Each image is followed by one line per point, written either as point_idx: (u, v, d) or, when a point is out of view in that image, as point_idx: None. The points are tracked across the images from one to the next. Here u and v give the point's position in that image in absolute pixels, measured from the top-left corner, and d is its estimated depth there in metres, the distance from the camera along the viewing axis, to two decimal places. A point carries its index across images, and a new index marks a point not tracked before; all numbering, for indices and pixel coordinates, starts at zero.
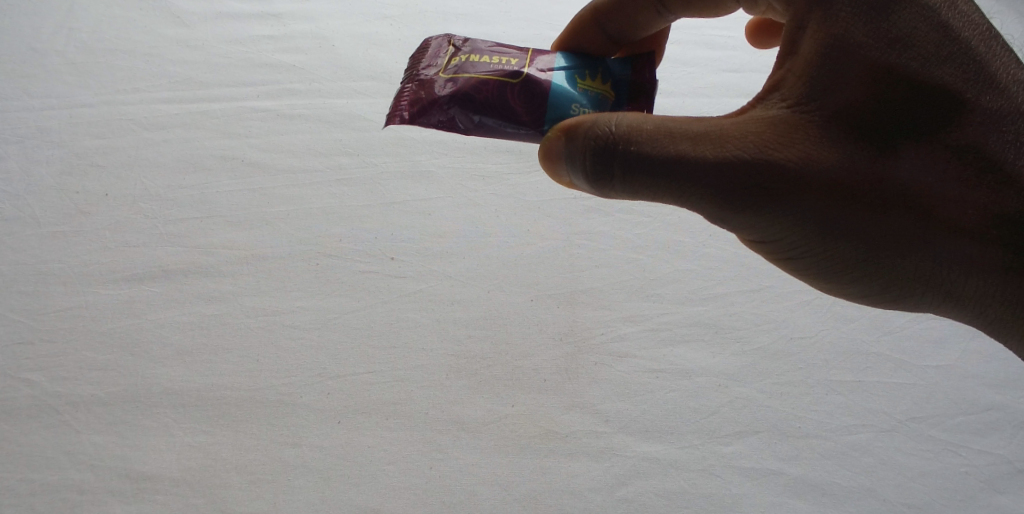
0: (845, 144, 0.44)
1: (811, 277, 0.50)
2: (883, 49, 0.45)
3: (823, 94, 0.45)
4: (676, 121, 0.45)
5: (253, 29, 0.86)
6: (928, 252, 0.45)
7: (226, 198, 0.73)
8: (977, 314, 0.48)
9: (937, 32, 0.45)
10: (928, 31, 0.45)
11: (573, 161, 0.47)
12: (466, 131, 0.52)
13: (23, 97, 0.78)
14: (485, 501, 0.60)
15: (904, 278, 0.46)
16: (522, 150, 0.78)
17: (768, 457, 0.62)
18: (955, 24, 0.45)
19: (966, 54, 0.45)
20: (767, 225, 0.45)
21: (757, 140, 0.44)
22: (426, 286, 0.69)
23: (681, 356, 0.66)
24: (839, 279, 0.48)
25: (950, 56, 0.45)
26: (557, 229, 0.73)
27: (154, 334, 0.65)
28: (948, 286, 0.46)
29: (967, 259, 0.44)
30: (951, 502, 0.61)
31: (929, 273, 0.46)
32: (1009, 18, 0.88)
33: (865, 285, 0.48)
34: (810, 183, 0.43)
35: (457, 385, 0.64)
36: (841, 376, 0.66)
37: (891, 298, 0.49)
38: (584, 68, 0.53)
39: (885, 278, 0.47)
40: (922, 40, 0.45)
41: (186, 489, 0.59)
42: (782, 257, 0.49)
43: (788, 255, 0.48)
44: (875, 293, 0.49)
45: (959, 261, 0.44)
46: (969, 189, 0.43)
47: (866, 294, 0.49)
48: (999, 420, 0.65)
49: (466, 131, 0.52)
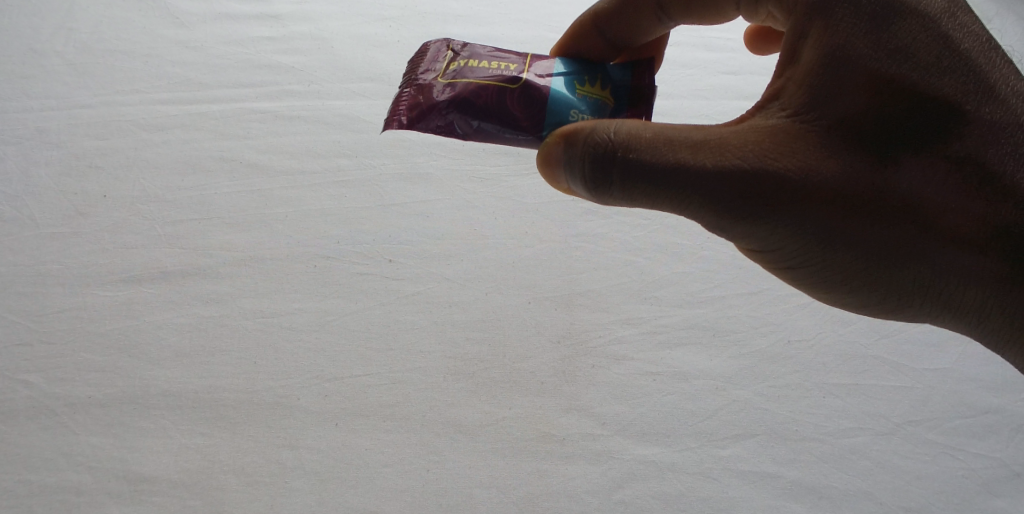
0: (845, 153, 0.44)
1: (810, 287, 0.50)
2: (883, 60, 0.45)
3: (823, 102, 0.45)
4: (675, 129, 0.45)
5: (253, 30, 0.86)
6: (927, 262, 0.44)
7: (226, 199, 0.73)
8: (977, 325, 0.48)
9: (937, 42, 0.45)
10: (927, 42, 0.45)
11: (572, 167, 0.47)
12: (465, 136, 0.52)
13: (22, 98, 0.78)
14: (483, 504, 0.60)
15: (903, 287, 0.46)
16: (521, 152, 0.79)
17: (765, 460, 0.62)
18: (955, 35, 0.45)
19: (966, 64, 0.45)
20: (766, 234, 0.45)
21: (757, 149, 0.44)
22: (425, 288, 0.69)
23: (679, 359, 0.67)
24: (838, 288, 0.48)
25: (951, 67, 0.45)
26: (556, 231, 0.73)
27: (154, 335, 0.65)
28: (947, 297, 0.46)
29: (966, 270, 0.44)
30: (949, 505, 0.61)
31: (928, 284, 0.46)
32: (1008, 20, 0.89)
33: (864, 294, 0.48)
34: (810, 192, 0.43)
35: (456, 387, 0.64)
36: (839, 379, 0.66)
37: (891, 309, 0.49)
38: (583, 74, 0.53)
39: (885, 289, 0.47)
40: (922, 51, 0.45)
41: (184, 490, 0.59)
42: (781, 266, 0.49)
43: (787, 263, 0.48)
44: (875, 303, 0.49)
45: (958, 271, 0.44)
46: (969, 199, 0.43)
47: (865, 304, 0.49)
48: (996, 423, 0.65)
49: (465, 135, 0.52)
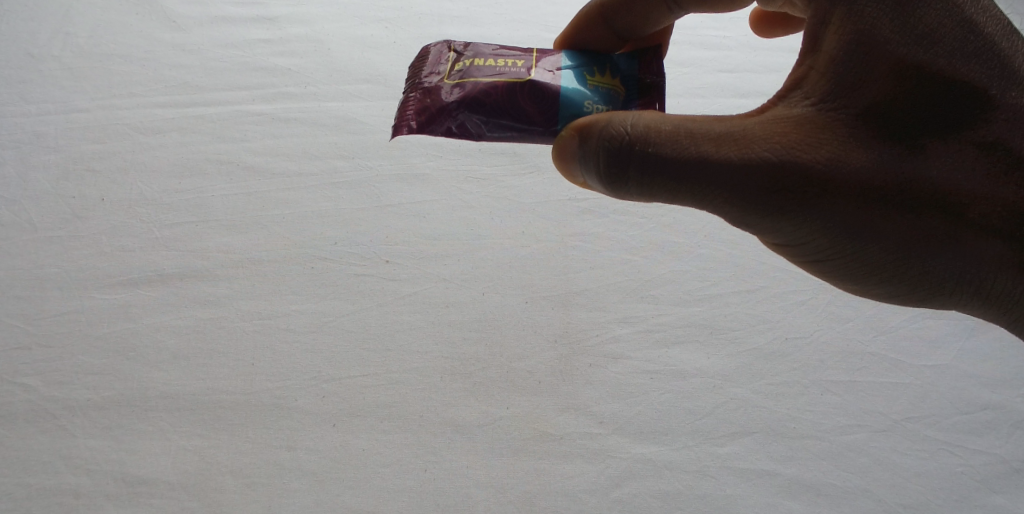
0: (869, 144, 0.44)
1: (837, 279, 0.50)
2: (907, 47, 0.45)
3: (846, 92, 0.45)
4: (695, 121, 0.45)
5: (248, 33, 0.86)
6: (954, 251, 0.45)
7: (222, 202, 0.73)
8: (1007, 312, 0.48)
9: (962, 26, 0.45)
10: (952, 28, 0.45)
11: (588, 161, 0.47)
12: (477, 137, 0.52)
13: (21, 103, 0.79)
14: (479, 503, 0.60)
15: (929, 278, 0.46)
16: (517, 152, 0.78)
17: (762, 457, 0.62)
18: (979, 19, 0.46)
19: (990, 50, 0.45)
20: (792, 228, 0.45)
21: (781, 140, 0.44)
22: (421, 288, 0.69)
23: (676, 357, 0.66)
24: (865, 280, 0.48)
25: (975, 52, 0.45)
26: (553, 232, 0.73)
27: (150, 339, 0.65)
28: (977, 285, 0.46)
29: (994, 258, 0.44)
30: (947, 502, 0.61)
31: (957, 273, 0.46)
32: (1008, 14, 0.88)
33: (891, 284, 0.48)
34: (835, 185, 0.43)
35: (451, 388, 0.64)
36: (836, 377, 0.66)
37: (919, 299, 0.49)
38: (591, 64, 0.53)
39: (913, 279, 0.47)
40: (947, 36, 0.45)
41: (181, 493, 0.59)
42: (808, 260, 0.49)
43: (813, 257, 0.48)
44: (903, 293, 0.49)
45: (988, 259, 0.44)
46: (998, 185, 0.43)
47: (893, 295, 0.49)
48: (995, 419, 0.64)
49: (477, 136, 0.52)
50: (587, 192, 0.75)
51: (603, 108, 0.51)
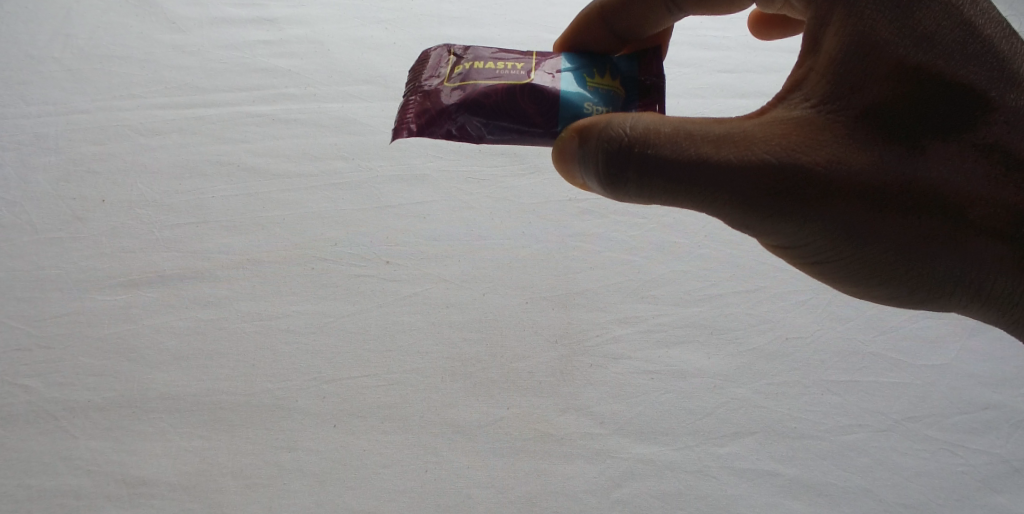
0: (869, 146, 0.44)
1: (837, 282, 0.50)
2: (907, 49, 0.45)
3: (845, 93, 0.45)
4: (694, 122, 0.45)
5: (248, 34, 0.86)
6: (953, 254, 0.45)
7: (222, 203, 0.73)
8: (1006, 315, 0.48)
9: (962, 28, 0.45)
10: (951, 30, 0.45)
11: (587, 163, 0.47)
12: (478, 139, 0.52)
13: (20, 104, 0.79)
14: (480, 504, 0.60)
15: (929, 280, 0.46)
16: (516, 152, 0.78)
17: (763, 457, 0.62)
18: (979, 21, 0.46)
19: (990, 51, 0.45)
20: (792, 230, 0.45)
21: (781, 142, 0.44)
22: (421, 290, 0.69)
23: (677, 358, 0.66)
24: (865, 282, 0.48)
25: (975, 54, 0.45)
26: (553, 232, 0.73)
27: (151, 341, 0.65)
28: (976, 287, 0.46)
29: (993, 260, 0.44)
30: (948, 501, 0.61)
31: (956, 276, 0.46)
32: (1009, 14, 0.88)
33: (891, 287, 0.48)
34: (836, 187, 0.43)
35: (452, 388, 0.64)
36: (836, 377, 0.66)
37: (919, 302, 0.49)
38: (591, 66, 0.53)
39: (912, 282, 0.47)
40: (946, 38, 0.45)
41: (181, 494, 0.59)
42: (808, 262, 0.49)
43: (813, 259, 0.48)
44: (902, 297, 0.49)
45: (988, 261, 0.44)
46: (997, 187, 0.43)
47: (892, 298, 0.49)
48: (996, 419, 0.64)
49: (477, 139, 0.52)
50: (587, 192, 0.75)
51: (602, 109, 0.51)
